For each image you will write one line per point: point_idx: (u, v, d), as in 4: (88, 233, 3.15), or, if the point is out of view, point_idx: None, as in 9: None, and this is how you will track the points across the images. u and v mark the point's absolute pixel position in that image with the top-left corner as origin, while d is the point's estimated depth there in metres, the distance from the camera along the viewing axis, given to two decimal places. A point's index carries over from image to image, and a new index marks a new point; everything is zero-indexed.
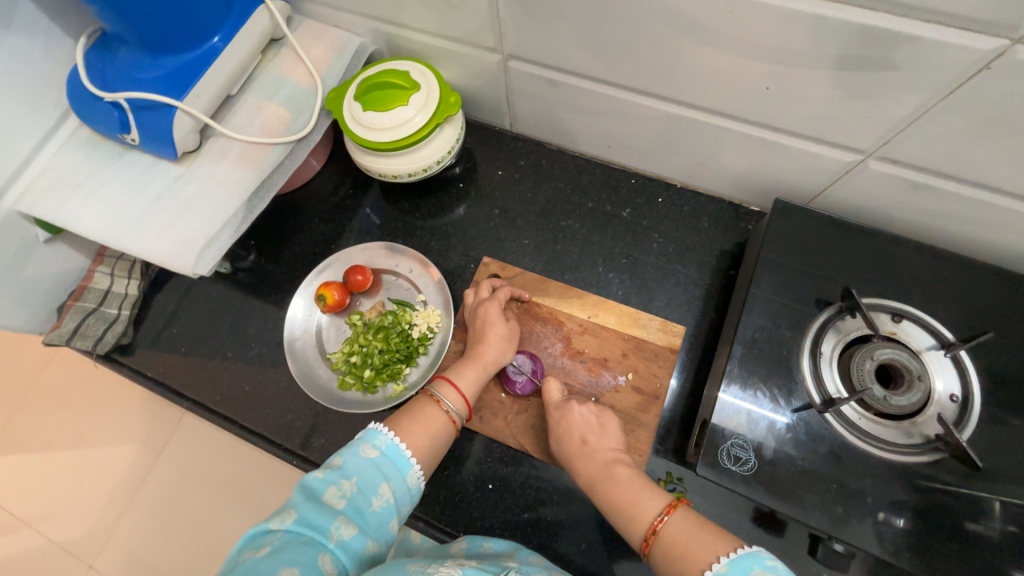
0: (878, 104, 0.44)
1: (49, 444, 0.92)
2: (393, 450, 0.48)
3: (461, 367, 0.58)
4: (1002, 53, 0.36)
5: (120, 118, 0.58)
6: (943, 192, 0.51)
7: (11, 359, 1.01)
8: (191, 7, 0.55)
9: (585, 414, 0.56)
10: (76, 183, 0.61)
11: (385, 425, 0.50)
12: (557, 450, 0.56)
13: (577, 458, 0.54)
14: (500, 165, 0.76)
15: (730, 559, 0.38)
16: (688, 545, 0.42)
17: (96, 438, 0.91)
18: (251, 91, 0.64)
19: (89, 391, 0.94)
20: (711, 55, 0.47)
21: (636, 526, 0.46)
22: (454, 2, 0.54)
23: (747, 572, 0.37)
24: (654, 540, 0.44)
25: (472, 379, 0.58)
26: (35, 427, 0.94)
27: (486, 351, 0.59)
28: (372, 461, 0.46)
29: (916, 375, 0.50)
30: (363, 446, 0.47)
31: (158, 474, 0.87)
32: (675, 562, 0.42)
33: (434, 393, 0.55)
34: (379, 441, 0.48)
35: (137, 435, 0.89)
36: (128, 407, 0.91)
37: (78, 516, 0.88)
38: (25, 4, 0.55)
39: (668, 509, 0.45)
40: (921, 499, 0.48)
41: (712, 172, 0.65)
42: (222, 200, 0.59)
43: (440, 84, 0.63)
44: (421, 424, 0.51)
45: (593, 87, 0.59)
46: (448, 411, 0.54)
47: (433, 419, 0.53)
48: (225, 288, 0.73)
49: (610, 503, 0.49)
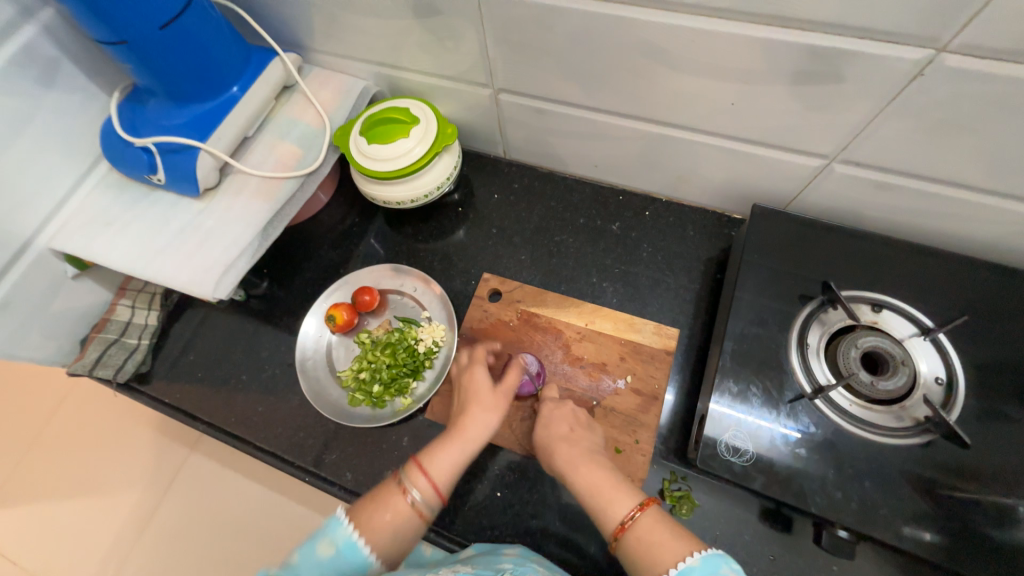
0: (832, 113, 0.49)
1: (65, 482, 0.94)
2: (352, 545, 0.46)
3: (440, 451, 0.53)
4: (931, 61, 0.41)
5: (148, 160, 0.64)
6: (906, 189, 0.55)
7: (30, 397, 1.04)
8: (215, 62, 0.62)
9: (578, 412, 0.60)
10: (106, 221, 0.66)
11: (348, 514, 0.48)
12: (542, 448, 0.57)
13: (563, 454, 0.54)
14: (495, 189, 0.81)
15: (703, 554, 0.42)
16: (664, 537, 0.45)
17: (109, 474, 0.93)
18: (266, 132, 0.71)
19: (107, 428, 0.97)
20: (682, 79, 0.52)
21: (613, 513, 0.48)
22: (448, 45, 0.61)
23: (717, 569, 0.41)
24: (631, 526, 0.46)
25: (446, 465, 0.52)
26: (51, 465, 0.96)
27: (465, 426, 0.55)
28: (328, 559, 0.45)
29: (900, 359, 0.52)
30: (321, 540, 0.46)
31: (169, 509, 0.88)
32: (652, 546, 0.44)
33: (403, 481, 0.50)
34: (337, 535, 0.46)
35: (153, 464, 0.91)
36: (143, 443, 0.94)
37: (84, 557, 0.88)
38: (67, 65, 0.62)
39: (640, 506, 0.47)
40: (918, 483, 0.49)
41: (694, 185, 0.69)
42: (239, 230, 0.64)
43: (437, 118, 0.70)
44: (383, 520, 0.48)
45: (577, 111, 0.64)
46: (413, 503, 0.49)
47: (399, 513, 0.48)
48: (239, 315, 0.77)
49: (593, 492, 0.50)
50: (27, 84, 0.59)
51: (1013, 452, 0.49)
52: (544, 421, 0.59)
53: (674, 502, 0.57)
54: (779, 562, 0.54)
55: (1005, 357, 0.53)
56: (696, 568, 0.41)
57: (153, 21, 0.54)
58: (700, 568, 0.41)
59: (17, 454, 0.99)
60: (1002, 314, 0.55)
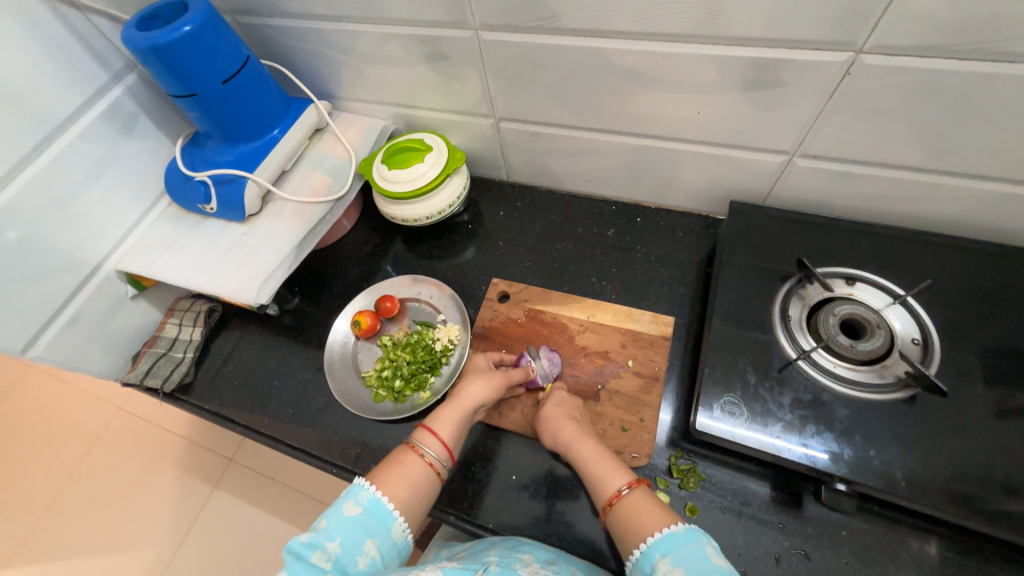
0: (784, 112, 0.58)
1: (171, 480, 1.31)
2: (377, 504, 0.51)
3: (443, 413, 0.61)
4: (853, 61, 0.49)
5: (204, 192, 0.75)
6: (863, 176, 0.62)
7: (85, 419, 1.46)
8: (263, 110, 0.74)
9: (572, 402, 0.63)
10: (166, 245, 0.77)
11: (368, 480, 0.53)
12: (545, 421, 0.61)
13: (568, 430, 0.59)
14: (501, 207, 0.90)
15: (686, 526, 0.47)
16: (647, 513, 0.49)
17: (141, 474, 1.33)
18: (301, 166, 0.82)
19: (148, 443, 1.37)
20: (653, 95, 0.62)
21: (609, 484, 0.53)
22: (455, 86, 0.73)
23: (698, 539, 0.45)
24: (621, 498, 0.51)
25: (450, 423, 0.60)
26: (159, 469, 1.33)
27: (464, 390, 0.63)
28: (356, 518, 0.50)
29: (875, 323, 0.59)
30: (346, 503, 0.51)
31: (249, 503, 1.26)
32: (633, 519, 0.49)
33: (414, 441, 0.58)
34: (361, 497, 0.52)
35: (201, 478, 1.30)
36: (188, 455, 1.34)
37: (168, 535, 1.24)
38: (142, 119, 0.75)
39: (632, 482, 0.52)
40: (903, 435, 0.53)
41: (678, 191, 0.78)
42: (279, 246, 0.74)
43: (447, 146, 0.80)
44: (400, 473, 0.55)
45: (569, 132, 0.74)
46: (426, 457, 0.57)
47: (413, 467, 0.55)
48: (273, 328, 0.85)
49: (590, 464, 0.56)
50: (111, 134, 0.71)
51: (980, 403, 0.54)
52: (553, 399, 0.63)
53: (680, 475, 0.60)
54: (790, 529, 0.56)
55: (963, 319, 0.59)
56: (680, 534, 0.46)
57: (216, 76, 0.66)
58: (683, 535, 0.46)
59: (104, 461, 1.37)
60: (954, 284, 0.61)
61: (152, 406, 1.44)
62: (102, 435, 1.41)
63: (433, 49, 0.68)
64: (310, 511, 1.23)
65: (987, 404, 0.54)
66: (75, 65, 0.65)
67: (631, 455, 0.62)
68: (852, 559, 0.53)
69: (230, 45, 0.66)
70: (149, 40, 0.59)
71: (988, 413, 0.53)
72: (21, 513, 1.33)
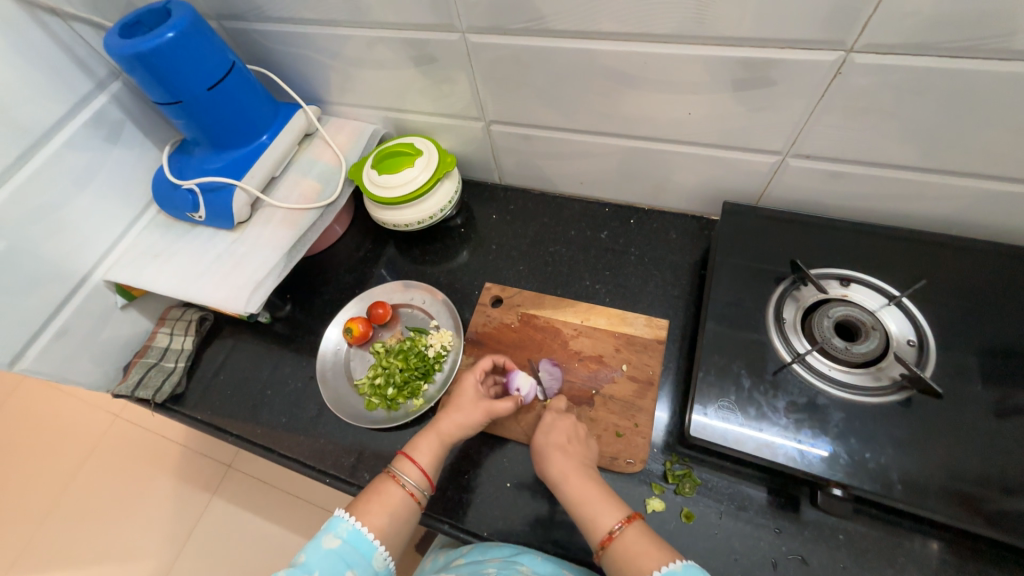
0: (775, 111, 0.57)
1: (167, 488, 1.30)
2: (357, 535, 0.53)
3: (422, 440, 0.61)
4: (845, 60, 0.49)
5: (192, 200, 0.74)
6: (856, 175, 0.61)
7: (79, 428, 1.45)
8: (251, 117, 0.73)
9: (571, 422, 0.61)
10: (154, 255, 0.76)
11: (348, 511, 0.55)
12: (539, 452, 0.59)
13: (564, 464, 0.56)
14: (493, 211, 0.90)
15: (684, 562, 0.47)
16: (639, 553, 0.48)
17: (137, 483, 1.32)
18: (291, 172, 0.81)
19: (144, 451, 1.37)
20: (644, 96, 0.61)
21: (601, 523, 0.52)
22: (445, 89, 0.72)
23: None
24: (616, 537, 0.50)
25: (428, 450, 0.60)
26: (155, 477, 1.32)
27: (442, 421, 0.62)
28: (335, 550, 0.51)
29: (870, 325, 0.58)
30: (325, 536, 0.52)
31: (246, 509, 1.25)
32: (627, 563, 0.48)
33: (392, 469, 0.58)
34: (340, 529, 0.53)
35: (199, 485, 1.29)
36: (185, 462, 1.33)
37: (166, 542, 1.24)
38: (129, 126, 0.74)
39: (626, 518, 0.51)
40: (900, 437, 0.52)
41: (671, 192, 0.77)
42: (268, 254, 0.73)
43: (438, 150, 0.80)
44: (379, 502, 0.55)
45: (560, 134, 0.73)
46: (405, 486, 0.57)
47: (392, 496, 0.56)
48: (265, 336, 0.84)
49: (582, 501, 0.54)
50: (97, 143, 0.70)
51: (979, 404, 0.53)
52: (545, 427, 0.61)
53: (675, 481, 0.59)
54: (786, 534, 0.55)
55: (959, 319, 0.58)
56: (677, 573, 0.45)
57: (203, 83, 0.65)
58: (681, 573, 0.45)
59: (100, 470, 1.36)
60: (950, 282, 0.61)
61: (148, 414, 1.43)
62: (97, 444, 1.40)
63: (421, 53, 0.67)
64: (308, 517, 1.22)
65: (983, 403, 0.53)
66: (59, 74, 0.64)
67: (626, 460, 0.61)
68: (849, 563, 0.53)
69: (216, 51, 0.65)
70: (133, 47, 0.58)
71: (986, 414, 0.53)
72: (18, 524, 1.32)
